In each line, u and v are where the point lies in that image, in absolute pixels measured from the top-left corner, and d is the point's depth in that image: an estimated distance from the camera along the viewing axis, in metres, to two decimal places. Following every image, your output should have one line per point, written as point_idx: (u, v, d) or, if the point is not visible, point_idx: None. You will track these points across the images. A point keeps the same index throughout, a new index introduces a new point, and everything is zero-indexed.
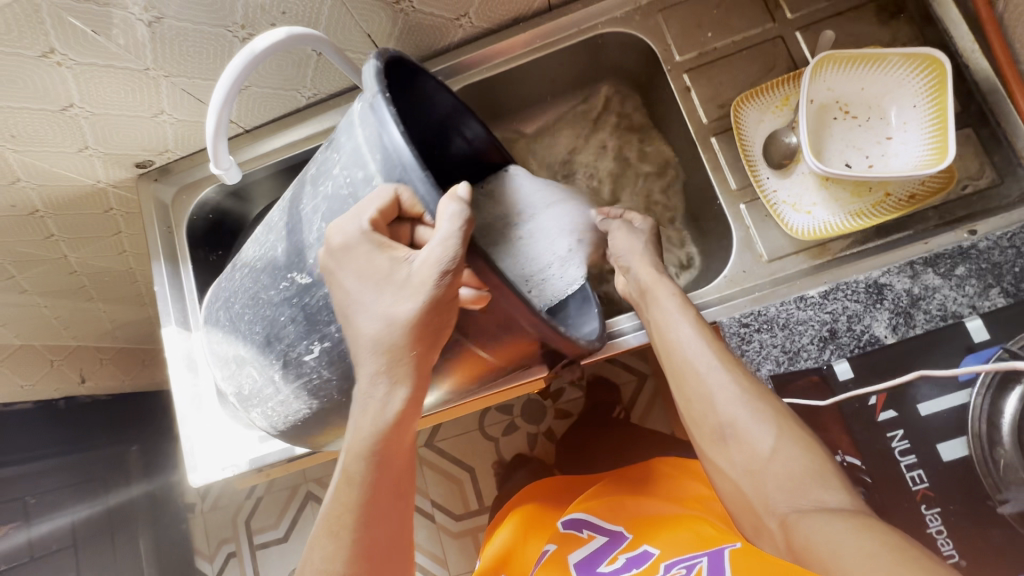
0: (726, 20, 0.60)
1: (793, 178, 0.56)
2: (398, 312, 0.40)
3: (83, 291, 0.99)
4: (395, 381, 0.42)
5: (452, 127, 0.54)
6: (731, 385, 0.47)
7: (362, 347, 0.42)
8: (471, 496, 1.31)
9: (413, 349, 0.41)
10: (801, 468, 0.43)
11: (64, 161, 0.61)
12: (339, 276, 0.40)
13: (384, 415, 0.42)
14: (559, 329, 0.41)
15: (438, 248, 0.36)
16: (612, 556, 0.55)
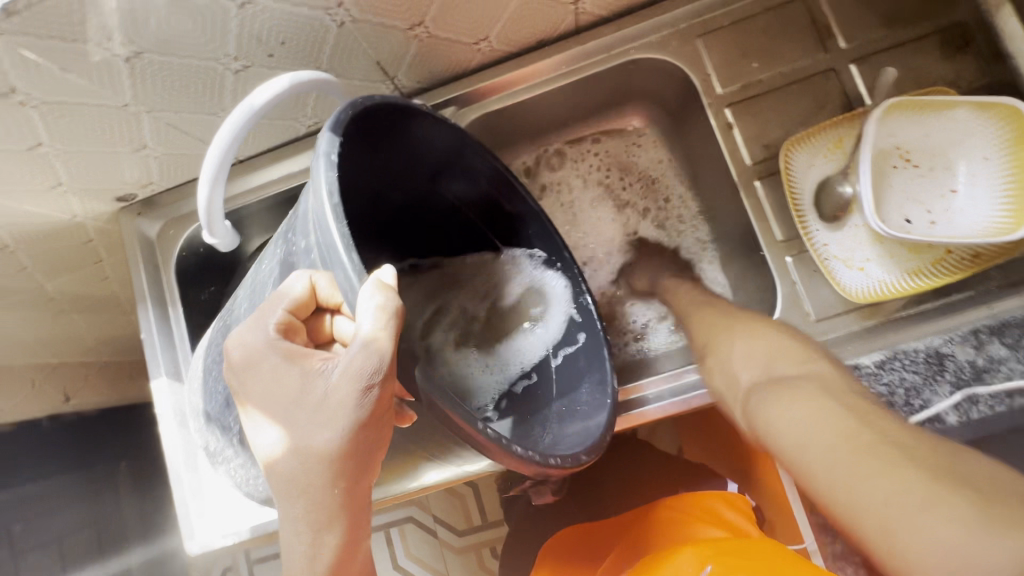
0: (773, 49, 0.54)
1: (844, 231, 0.51)
2: (315, 443, 0.38)
3: (64, 312, 0.92)
4: (321, 527, 0.39)
5: (448, 168, 0.53)
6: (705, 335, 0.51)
7: (282, 490, 0.40)
8: (474, 511, 1.29)
9: (336, 486, 0.39)
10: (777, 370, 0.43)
11: (34, 200, 0.55)
12: (251, 387, 0.41)
13: (315, 567, 0.39)
14: (516, 451, 0.38)
15: (361, 356, 0.36)
16: None
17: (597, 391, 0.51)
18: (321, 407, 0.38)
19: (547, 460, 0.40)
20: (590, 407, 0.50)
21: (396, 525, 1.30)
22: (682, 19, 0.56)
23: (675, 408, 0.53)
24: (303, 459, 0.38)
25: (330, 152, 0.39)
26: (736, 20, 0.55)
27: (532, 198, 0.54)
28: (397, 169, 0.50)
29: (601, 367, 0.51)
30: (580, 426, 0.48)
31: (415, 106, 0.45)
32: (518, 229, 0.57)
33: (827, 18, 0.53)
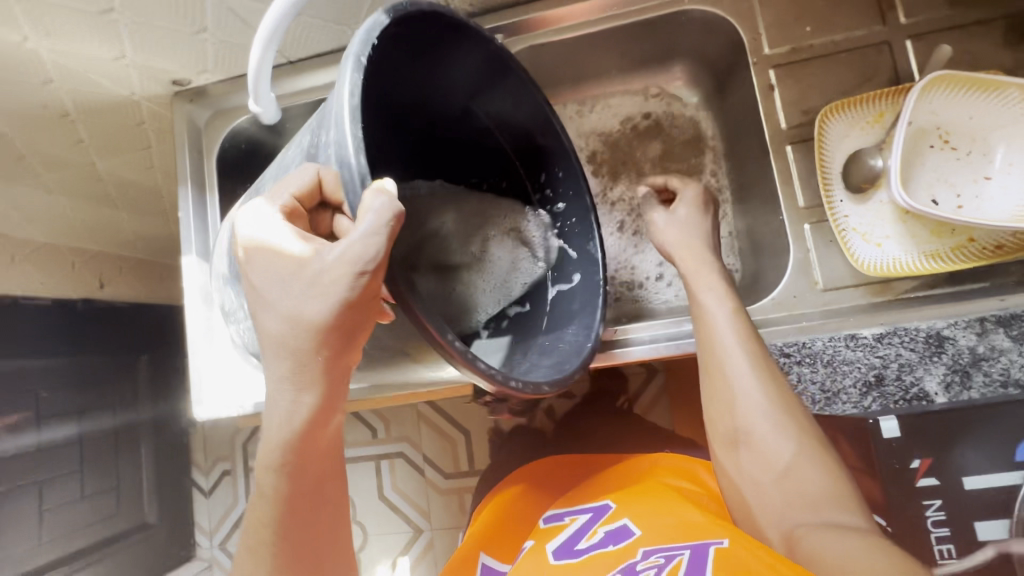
0: (830, 15, 0.53)
1: (868, 206, 0.51)
2: (305, 311, 0.40)
3: (108, 198, 0.96)
4: (302, 386, 0.42)
5: (483, 90, 0.55)
6: (760, 394, 0.45)
7: (268, 347, 0.42)
8: (463, 457, 1.33)
9: (321, 353, 0.41)
10: (817, 489, 0.40)
11: (98, 68, 0.58)
12: (251, 261, 0.43)
13: (291, 422, 0.42)
14: (479, 365, 0.41)
15: (360, 244, 0.37)
16: (592, 531, 0.54)
17: (582, 333, 0.53)
18: (312, 281, 0.40)
19: (507, 381, 0.42)
20: (572, 346, 0.51)
21: (386, 458, 1.36)
22: None
23: (667, 351, 0.55)
24: (293, 326, 0.40)
25: (359, 56, 0.40)
26: None
27: (565, 135, 0.56)
28: (432, 85, 0.52)
29: (591, 311, 0.54)
30: (555, 362, 0.50)
31: (468, 24, 0.47)
32: (546, 165, 0.59)
33: None
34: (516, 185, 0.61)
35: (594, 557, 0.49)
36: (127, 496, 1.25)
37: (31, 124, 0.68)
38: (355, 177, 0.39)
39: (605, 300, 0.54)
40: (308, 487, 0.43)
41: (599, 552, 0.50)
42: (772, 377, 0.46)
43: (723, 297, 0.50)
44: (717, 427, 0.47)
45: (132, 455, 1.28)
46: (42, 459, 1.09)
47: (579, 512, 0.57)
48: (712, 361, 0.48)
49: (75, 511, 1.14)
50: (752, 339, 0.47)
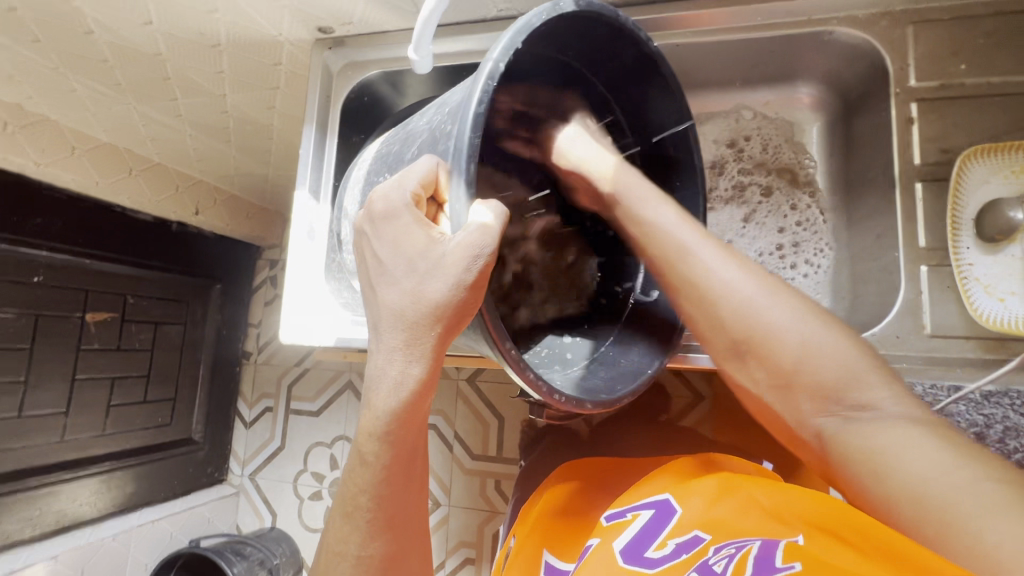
0: (990, 56, 0.51)
1: (998, 258, 0.49)
2: (426, 291, 0.40)
3: (224, 133, 1.03)
4: (412, 359, 0.42)
5: (621, 87, 0.55)
6: (740, 297, 0.44)
7: (385, 320, 0.43)
8: (492, 442, 1.35)
9: (434, 330, 0.41)
10: (832, 371, 0.40)
11: (259, 5, 0.63)
12: (375, 238, 0.44)
13: (399, 391, 0.42)
14: (528, 375, 0.40)
15: (474, 236, 0.38)
16: (660, 542, 0.49)
17: (648, 358, 0.53)
18: (435, 265, 0.40)
19: (551, 395, 0.42)
20: (632, 369, 0.51)
21: None
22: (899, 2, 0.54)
23: None
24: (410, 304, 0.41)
25: (500, 59, 0.40)
26: (959, 16, 0.52)
27: (698, 155, 0.54)
28: (571, 76, 0.55)
29: (663, 340, 0.53)
30: (610, 380, 0.50)
31: (627, 30, 0.46)
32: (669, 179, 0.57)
33: None
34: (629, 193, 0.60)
35: (670, 567, 0.44)
36: (180, 409, 1.35)
37: (183, 48, 0.74)
38: (462, 188, 0.39)
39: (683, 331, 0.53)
40: (403, 456, 0.45)
41: (673, 561, 0.45)
42: (741, 273, 0.45)
43: (661, 204, 0.49)
44: (716, 338, 0.46)
45: (190, 372, 1.37)
46: (117, 358, 1.19)
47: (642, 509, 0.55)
48: (672, 259, 0.47)
49: (137, 411, 1.24)
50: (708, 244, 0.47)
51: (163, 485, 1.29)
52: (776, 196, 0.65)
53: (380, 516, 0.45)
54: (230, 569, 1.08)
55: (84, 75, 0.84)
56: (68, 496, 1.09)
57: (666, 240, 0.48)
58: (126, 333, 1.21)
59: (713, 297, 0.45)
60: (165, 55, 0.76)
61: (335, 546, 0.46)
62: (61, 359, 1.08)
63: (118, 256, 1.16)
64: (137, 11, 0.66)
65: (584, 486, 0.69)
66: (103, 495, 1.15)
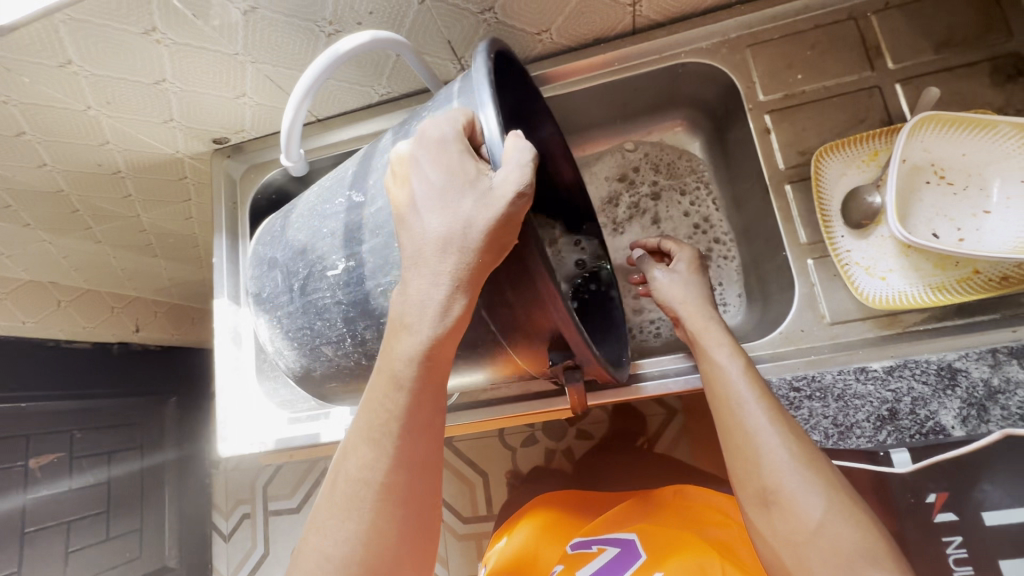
0: (819, 63, 0.57)
1: (870, 241, 0.53)
2: (474, 219, 0.36)
3: (149, 248, 1.03)
4: (457, 286, 0.37)
5: None
6: (785, 449, 0.42)
7: (425, 248, 0.38)
8: (481, 501, 1.31)
9: (478, 258, 0.36)
10: (852, 546, 0.38)
11: (148, 130, 0.65)
12: (414, 171, 0.39)
13: (438, 318, 0.38)
14: (575, 320, 0.39)
15: (516, 171, 0.35)
16: None
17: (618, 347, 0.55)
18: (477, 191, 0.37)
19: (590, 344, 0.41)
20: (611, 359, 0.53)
21: None
22: (732, 30, 0.59)
23: (676, 386, 0.57)
24: (454, 236, 0.37)
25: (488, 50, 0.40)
26: (786, 34, 0.58)
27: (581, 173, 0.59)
28: None
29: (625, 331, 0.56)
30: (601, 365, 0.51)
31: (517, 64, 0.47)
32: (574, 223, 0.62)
33: (877, 38, 0.56)
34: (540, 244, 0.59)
35: None
36: (150, 538, 1.28)
37: (86, 181, 0.75)
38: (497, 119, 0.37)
39: (627, 325, 0.56)
40: (420, 418, 0.40)
41: None
42: (790, 429, 0.43)
43: (725, 344, 0.49)
44: (747, 482, 0.43)
45: (155, 496, 1.30)
46: (69, 500, 1.13)
47: (609, 543, 0.58)
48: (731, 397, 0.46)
49: (99, 552, 1.17)
50: (764, 395, 0.45)
51: None
52: (664, 196, 0.71)
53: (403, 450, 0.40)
54: None
55: None
56: None
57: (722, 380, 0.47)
58: (77, 471, 1.15)
59: (756, 440, 0.43)
60: (68, 190, 0.76)
61: (356, 472, 0.40)
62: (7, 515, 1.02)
63: (57, 394, 1.11)
64: (29, 156, 0.67)
65: (558, 513, 0.70)
66: None
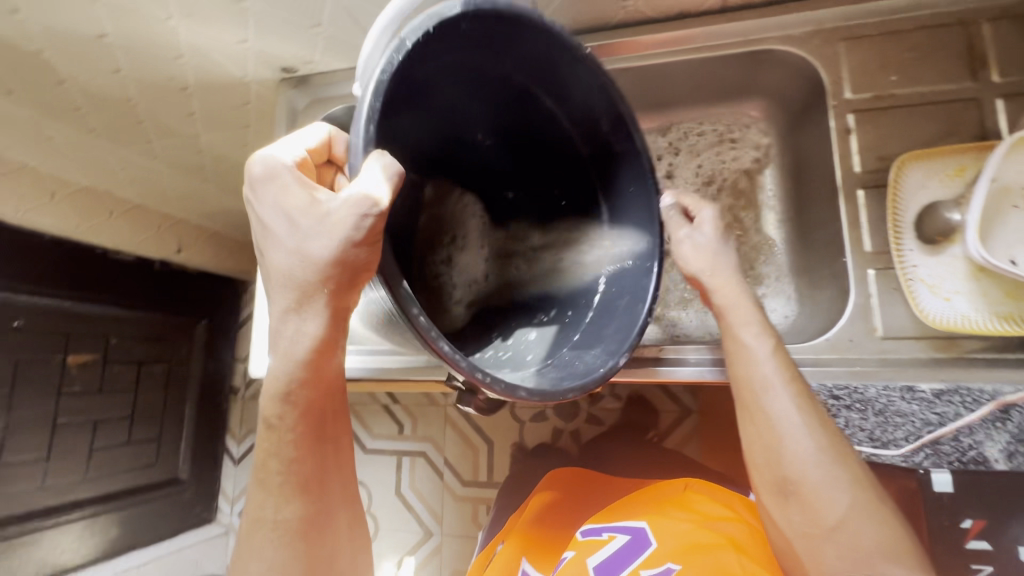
0: (916, 67, 0.54)
1: (940, 259, 0.50)
2: (311, 250, 0.43)
3: (202, 171, 1.06)
4: (306, 312, 0.45)
5: (558, 90, 0.55)
6: (811, 444, 0.45)
7: (277, 281, 0.45)
8: (483, 467, 1.34)
9: (325, 287, 0.44)
10: (872, 543, 0.43)
11: (223, 49, 0.66)
12: (260, 205, 0.45)
13: (296, 349, 0.45)
14: (437, 346, 0.40)
15: (357, 193, 0.39)
16: (633, 569, 0.52)
17: (603, 357, 0.50)
18: (322, 225, 0.43)
19: (476, 374, 0.41)
20: (584, 368, 0.49)
21: (410, 455, 1.40)
22: (830, 20, 0.56)
23: (711, 376, 0.60)
24: (301, 261, 0.44)
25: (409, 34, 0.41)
26: (886, 32, 0.55)
27: (638, 136, 0.54)
28: (512, 91, 0.56)
29: (620, 342, 0.51)
30: (560, 376, 0.49)
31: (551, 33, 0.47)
32: (623, 182, 0.58)
33: (986, 47, 0.52)
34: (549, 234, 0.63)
35: None
36: (166, 449, 1.35)
37: (154, 93, 0.76)
38: (359, 142, 0.39)
39: (643, 332, 0.50)
40: (312, 420, 0.47)
41: None
42: (817, 424, 0.46)
43: (762, 335, 0.49)
44: (766, 472, 0.47)
45: (175, 410, 1.37)
46: (98, 400, 1.19)
47: (619, 531, 0.58)
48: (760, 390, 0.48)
49: (120, 454, 1.23)
50: (795, 388, 0.47)
51: (147, 528, 1.29)
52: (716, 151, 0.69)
53: (294, 478, 0.47)
54: None
55: (59, 122, 0.87)
56: (48, 544, 1.09)
57: (749, 371, 0.49)
58: (109, 375, 1.21)
59: (785, 435, 0.46)
60: (137, 100, 0.78)
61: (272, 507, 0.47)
62: (42, 405, 1.08)
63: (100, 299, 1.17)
64: (106, 60, 0.69)
65: (567, 499, 0.73)
66: (86, 541, 1.16)
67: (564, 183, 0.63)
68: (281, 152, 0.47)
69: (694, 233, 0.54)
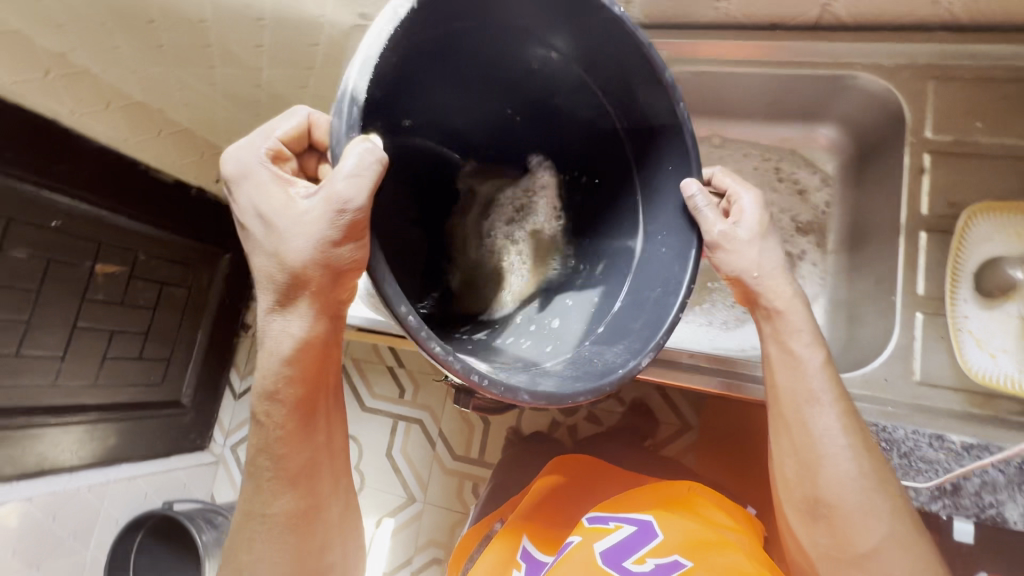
0: (1004, 120, 0.57)
1: (992, 315, 0.55)
2: (289, 245, 0.48)
3: (255, 107, 1.06)
4: (295, 308, 0.53)
5: (599, 63, 0.55)
6: (852, 468, 0.53)
7: (262, 279, 0.52)
8: (475, 444, 1.36)
9: (309, 281, 0.50)
10: (901, 570, 0.51)
11: None
12: (244, 201, 0.52)
13: (293, 336, 0.53)
14: (420, 337, 0.43)
15: (334, 185, 0.43)
16: (640, 558, 0.55)
17: (625, 355, 0.51)
18: (299, 222, 0.48)
19: (470, 374, 0.44)
20: (603, 367, 0.50)
21: (405, 420, 1.42)
22: (924, 57, 0.58)
23: None
24: (284, 256, 0.49)
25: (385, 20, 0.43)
26: (978, 78, 0.57)
27: (680, 113, 0.53)
28: (548, 60, 0.57)
29: (644, 341, 0.52)
30: (577, 375, 0.50)
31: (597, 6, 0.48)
32: (663, 156, 0.57)
33: None
34: (593, 214, 0.64)
35: None
36: (173, 371, 1.37)
37: (227, 19, 0.77)
38: (342, 129, 0.42)
39: (677, 321, 0.51)
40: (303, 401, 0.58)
41: None
42: (860, 445, 0.54)
43: (815, 350, 0.57)
44: (805, 493, 0.55)
45: (187, 335, 1.39)
46: (118, 311, 1.21)
47: (625, 521, 0.60)
48: (795, 431, 0.56)
49: (130, 366, 1.26)
50: (845, 412, 0.55)
51: (143, 443, 1.32)
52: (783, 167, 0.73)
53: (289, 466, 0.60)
54: (200, 535, 1.19)
55: (127, 33, 0.88)
56: (49, 441, 1.12)
57: (801, 384, 0.56)
58: (132, 290, 1.23)
59: (826, 464, 0.54)
60: (209, 23, 0.79)
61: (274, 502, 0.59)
62: (65, 306, 1.10)
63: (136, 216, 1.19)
64: None
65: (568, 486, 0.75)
66: (85, 444, 1.19)
67: (594, 166, 0.64)
68: (251, 143, 0.53)
69: (740, 224, 0.57)
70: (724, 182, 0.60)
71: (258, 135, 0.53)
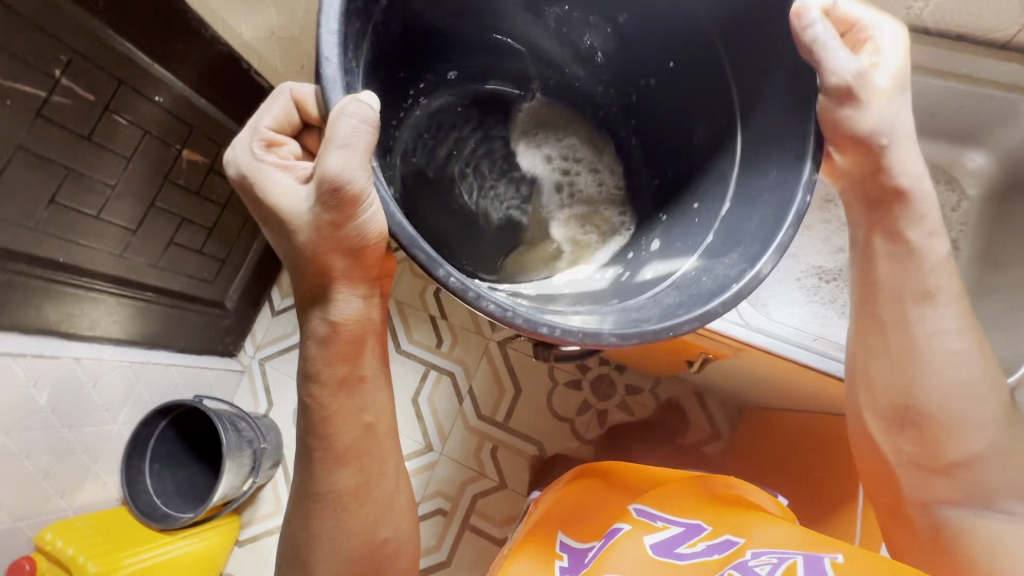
0: None
1: None
2: (307, 228, 0.55)
3: None
4: (345, 282, 0.59)
5: None
6: (957, 373, 0.65)
7: (294, 263, 0.59)
8: (503, 408, 1.38)
9: (339, 254, 0.57)
10: (999, 478, 0.63)
11: None
12: (252, 198, 0.57)
13: (342, 313, 0.60)
14: (466, 295, 0.46)
15: (336, 156, 0.49)
16: (691, 541, 0.65)
17: (737, 264, 0.57)
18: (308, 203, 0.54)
19: (533, 325, 0.47)
20: (715, 281, 0.57)
21: (438, 370, 1.42)
22: None
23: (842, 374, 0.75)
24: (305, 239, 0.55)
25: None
26: None
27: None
28: None
29: (759, 246, 0.56)
30: (668, 313, 0.55)
31: None
32: (755, 27, 0.62)
33: None
34: (706, 117, 0.72)
35: (699, 562, 0.61)
36: (224, 273, 1.38)
37: None
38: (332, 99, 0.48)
39: (803, 209, 0.54)
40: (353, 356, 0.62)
41: (707, 558, 0.62)
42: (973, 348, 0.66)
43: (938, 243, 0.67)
44: (899, 403, 0.67)
45: (245, 240, 1.40)
46: (191, 201, 1.22)
47: (671, 522, 0.69)
48: (896, 345, 0.68)
49: (189, 257, 1.27)
50: (954, 314, 0.67)
51: (182, 334, 1.33)
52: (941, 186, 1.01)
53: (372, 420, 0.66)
54: (225, 435, 1.19)
55: None
56: (104, 310, 1.12)
57: (907, 283, 0.67)
58: (207, 183, 1.24)
59: (927, 374, 0.66)
60: None
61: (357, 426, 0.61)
62: (147, 182, 1.11)
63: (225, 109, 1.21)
64: None
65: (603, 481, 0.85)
66: (132, 321, 1.20)
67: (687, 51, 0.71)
68: (245, 142, 0.58)
69: (875, 65, 0.60)
70: (850, 14, 0.62)
71: (245, 131, 0.59)
